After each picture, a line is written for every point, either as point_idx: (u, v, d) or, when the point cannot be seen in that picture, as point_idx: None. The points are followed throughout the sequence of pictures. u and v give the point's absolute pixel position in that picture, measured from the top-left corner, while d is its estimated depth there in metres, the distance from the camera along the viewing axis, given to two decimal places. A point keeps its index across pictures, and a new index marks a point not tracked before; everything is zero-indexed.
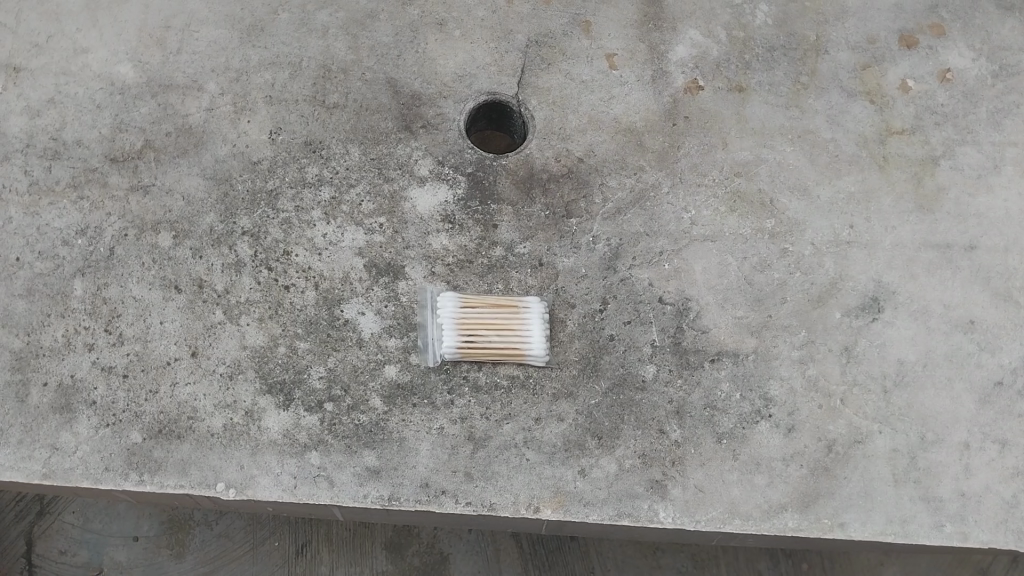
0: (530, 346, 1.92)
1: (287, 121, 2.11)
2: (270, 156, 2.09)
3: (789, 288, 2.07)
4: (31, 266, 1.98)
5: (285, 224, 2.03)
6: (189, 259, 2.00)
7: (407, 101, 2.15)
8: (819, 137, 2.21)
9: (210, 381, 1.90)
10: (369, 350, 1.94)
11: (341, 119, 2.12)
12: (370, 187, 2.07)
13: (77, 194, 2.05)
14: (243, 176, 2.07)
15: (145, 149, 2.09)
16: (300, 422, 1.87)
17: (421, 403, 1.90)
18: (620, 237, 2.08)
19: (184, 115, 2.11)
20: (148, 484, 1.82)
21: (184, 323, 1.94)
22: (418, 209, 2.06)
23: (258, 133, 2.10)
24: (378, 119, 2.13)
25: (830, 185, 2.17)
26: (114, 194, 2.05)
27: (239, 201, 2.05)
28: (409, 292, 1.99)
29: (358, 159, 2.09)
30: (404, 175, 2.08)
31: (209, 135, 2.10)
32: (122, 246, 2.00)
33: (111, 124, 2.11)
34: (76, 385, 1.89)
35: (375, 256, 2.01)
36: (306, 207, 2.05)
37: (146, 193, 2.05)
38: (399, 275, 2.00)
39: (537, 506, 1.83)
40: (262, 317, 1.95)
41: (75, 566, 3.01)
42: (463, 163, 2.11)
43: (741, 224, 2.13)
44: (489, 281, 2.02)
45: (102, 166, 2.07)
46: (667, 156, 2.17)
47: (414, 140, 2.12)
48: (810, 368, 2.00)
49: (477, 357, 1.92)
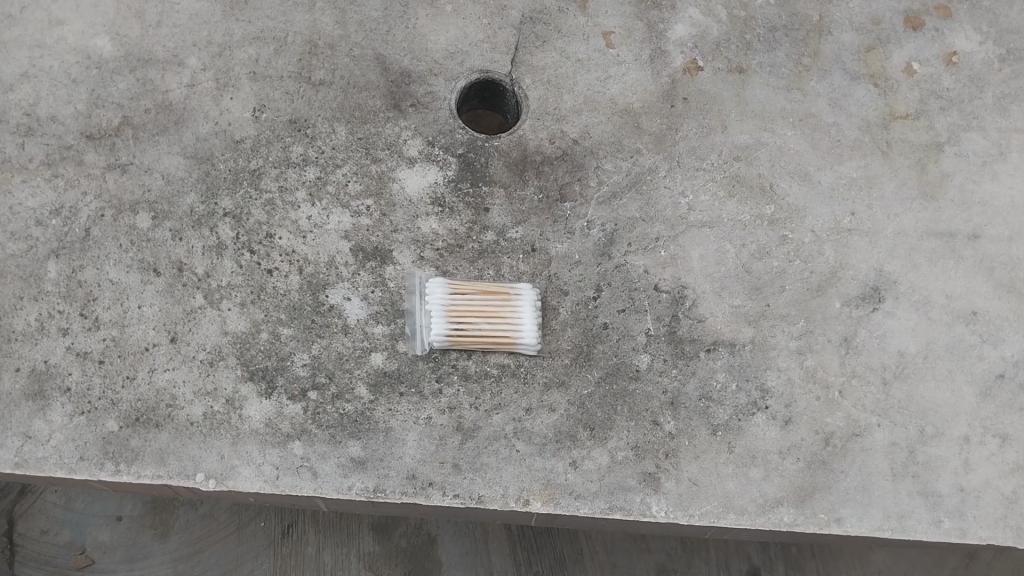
0: (521, 334, 1.86)
1: (271, 98, 2.03)
2: (253, 134, 2.01)
3: (788, 277, 2.02)
4: (3, 246, 1.91)
5: (269, 205, 1.96)
6: (168, 241, 1.92)
7: (396, 78, 2.07)
8: (821, 121, 2.15)
9: (190, 368, 1.84)
10: (355, 337, 1.87)
11: (327, 97, 2.04)
12: (357, 167, 2.00)
13: (51, 172, 1.97)
14: (225, 155, 1.99)
15: (122, 126, 2.00)
16: (283, 411, 1.82)
17: (408, 392, 1.84)
18: (615, 222, 2.02)
19: (163, 91, 2.03)
20: (125, 473, 1.77)
21: (163, 308, 1.87)
22: (406, 191, 1.99)
23: (241, 111, 2.02)
24: (366, 97, 2.05)
25: (832, 170, 2.11)
26: (90, 172, 1.97)
27: (221, 181, 1.97)
28: (396, 277, 1.92)
29: (345, 138, 2.02)
30: (392, 156, 2.01)
31: (190, 112, 2.02)
32: (98, 227, 1.93)
33: (87, 99, 2.02)
34: (50, 370, 1.82)
35: (362, 239, 1.95)
36: (290, 188, 1.97)
37: (123, 171, 1.97)
38: (386, 259, 1.94)
39: (527, 499, 1.78)
40: (245, 301, 1.89)
41: (57, 545, 2.97)
42: (454, 144, 2.03)
43: (740, 210, 2.07)
44: (479, 267, 1.96)
45: (78, 143, 1.99)
46: (664, 139, 2.10)
47: (403, 119, 2.04)
48: (809, 359, 1.95)
49: (467, 346, 1.87)
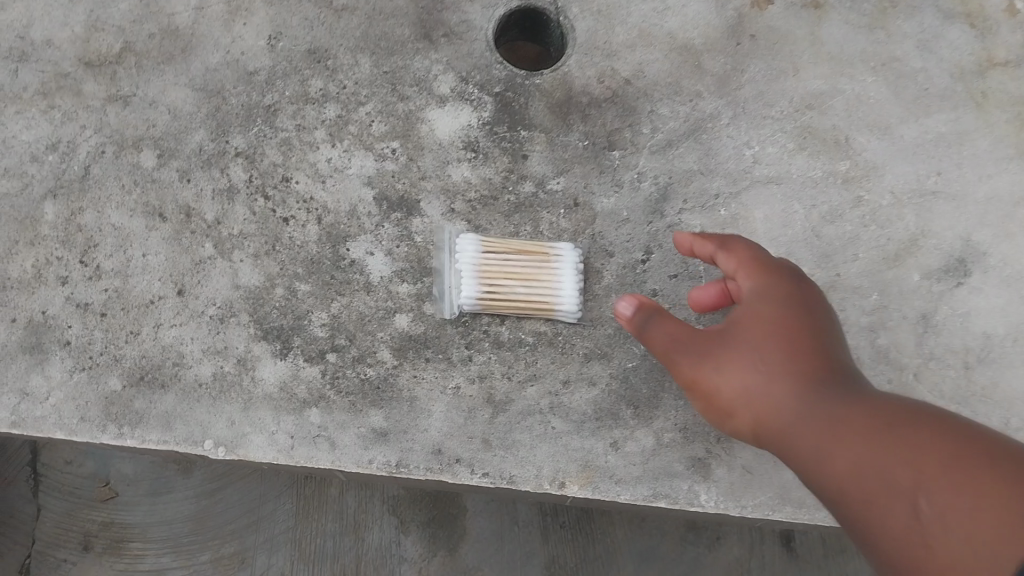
0: (561, 301, 1.67)
1: (288, 24, 1.82)
2: (268, 65, 1.80)
3: (861, 244, 1.80)
4: None
5: (285, 146, 1.76)
6: (175, 183, 1.74)
7: (427, 5, 1.84)
8: (908, 66, 1.89)
9: (199, 325, 1.68)
10: (378, 296, 1.70)
11: (350, 24, 1.82)
12: (383, 105, 1.79)
13: (47, 102, 1.79)
14: (237, 88, 1.79)
15: (124, 52, 1.81)
16: (299, 374, 1.66)
17: (435, 359, 1.68)
18: (669, 176, 1.80)
19: (169, 14, 1.82)
20: (128, 437, 1.64)
21: (169, 257, 1.71)
22: (437, 134, 1.78)
23: (254, 38, 1.81)
24: (393, 25, 1.82)
25: (917, 123, 1.86)
26: (89, 104, 1.78)
27: (232, 117, 1.78)
28: (424, 231, 1.74)
29: (369, 72, 1.80)
30: (421, 93, 1.80)
31: (198, 38, 1.81)
32: (98, 165, 1.75)
33: (86, 21, 1.82)
34: (48, 322, 1.68)
35: (387, 187, 1.75)
36: (309, 127, 1.77)
37: (125, 103, 1.78)
38: (413, 210, 1.75)
39: (562, 482, 1.63)
40: (258, 253, 1.71)
41: (81, 478, 2.53)
42: (491, 81, 1.81)
43: (810, 166, 1.84)
44: (516, 222, 1.76)
45: (76, 71, 1.80)
46: (728, 82, 1.86)
47: (435, 51, 1.82)
48: (880, 337, 1.75)
49: (500, 311, 1.68)
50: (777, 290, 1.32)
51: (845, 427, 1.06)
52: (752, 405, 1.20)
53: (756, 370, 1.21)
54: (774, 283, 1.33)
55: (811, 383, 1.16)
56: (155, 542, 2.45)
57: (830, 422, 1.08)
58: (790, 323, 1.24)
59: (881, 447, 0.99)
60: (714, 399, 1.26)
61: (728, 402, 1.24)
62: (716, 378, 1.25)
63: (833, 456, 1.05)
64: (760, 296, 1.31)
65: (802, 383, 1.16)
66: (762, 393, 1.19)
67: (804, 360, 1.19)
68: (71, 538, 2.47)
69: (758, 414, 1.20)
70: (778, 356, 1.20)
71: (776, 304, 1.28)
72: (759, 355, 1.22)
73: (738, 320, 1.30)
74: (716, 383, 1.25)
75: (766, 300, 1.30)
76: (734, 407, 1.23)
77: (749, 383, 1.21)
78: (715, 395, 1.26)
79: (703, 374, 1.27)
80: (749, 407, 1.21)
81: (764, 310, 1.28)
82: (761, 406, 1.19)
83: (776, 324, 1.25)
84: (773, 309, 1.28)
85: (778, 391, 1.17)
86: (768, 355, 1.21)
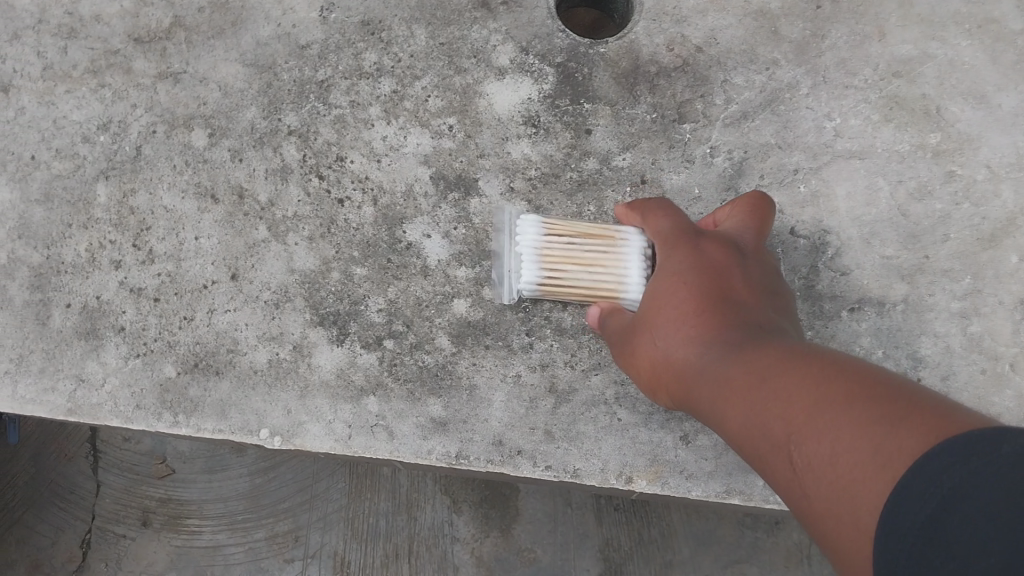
0: (626, 288, 1.53)
1: None
2: (320, 38, 1.72)
3: (953, 223, 1.66)
4: (49, 166, 1.72)
5: (338, 123, 1.69)
6: (227, 163, 1.69)
7: None
8: (1007, 27, 1.73)
9: (253, 310, 1.64)
10: (436, 280, 1.63)
11: None
12: (439, 79, 1.70)
13: (97, 80, 1.74)
14: (289, 63, 1.72)
15: (173, 27, 1.75)
16: (355, 361, 1.61)
17: (495, 346, 1.61)
18: (744, 151, 1.68)
19: None
20: (184, 425, 1.61)
21: (222, 240, 1.66)
22: (496, 108, 1.69)
23: (306, 10, 1.73)
24: None
25: (1018, 90, 1.70)
26: (139, 82, 1.73)
27: (284, 93, 1.71)
28: (483, 212, 1.65)
29: (424, 44, 1.71)
30: (479, 65, 1.70)
31: (248, 11, 1.74)
32: (150, 146, 1.71)
33: None
34: (102, 307, 1.65)
35: (444, 165, 1.67)
36: (363, 102, 1.70)
37: (177, 80, 1.73)
38: (472, 190, 1.66)
39: (630, 476, 1.55)
40: (313, 235, 1.66)
41: (137, 455, 2.51)
42: (552, 51, 1.71)
43: (899, 139, 1.69)
44: (579, 201, 1.66)
45: (125, 47, 1.75)
46: (808, 48, 1.72)
47: (493, 21, 1.72)
48: (973, 324, 1.62)
49: (561, 296, 1.57)
50: (682, 251, 1.29)
51: (725, 384, 1.05)
52: (664, 375, 1.20)
53: (663, 339, 1.21)
54: (690, 246, 1.29)
55: (709, 341, 1.13)
56: (210, 519, 2.43)
57: (713, 380, 1.07)
58: (705, 282, 1.21)
59: (762, 409, 0.97)
60: (640, 374, 1.28)
61: (650, 375, 1.25)
62: (639, 353, 1.27)
63: (731, 418, 1.03)
64: (660, 271, 1.30)
65: (695, 341, 1.14)
66: (671, 358, 1.18)
67: (699, 318, 1.17)
68: (129, 513, 2.45)
69: (668, 378, 1.19)
70: (680, 321, 1.19)
71: (673, 271, 1.26)
72: (664, 323, 1.22)
73: (648, 298, 1.29)
74: (638, 360, 1.27)
75: (665, 270, 1.28)
76: (654, 378, 1.23)
77: (668, 344, 1.19)
78: (640, 366, 1.27)
79: (630, 354, 1.30)
80: (661, 374, 1.21)
81: (667, 279, 1.26)
82: (671, 373, 1.18)
83: (667, 291, 1.24)
84: (673, 275, 1.25)
85: (684, 349, 1.16)
86: (674, 322, 1.20)
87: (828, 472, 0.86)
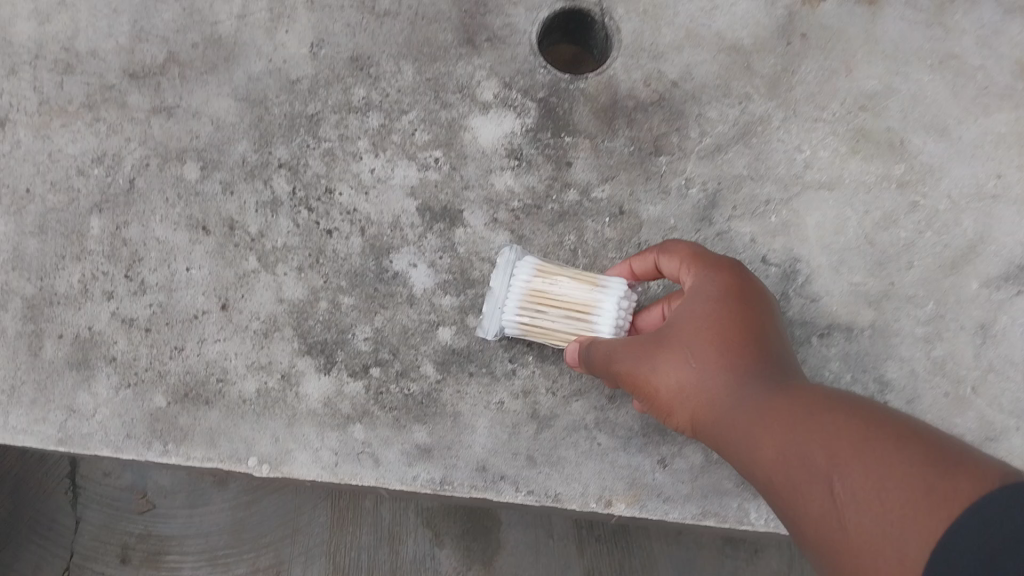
0: (599, 327, 1.55)
1: (330, 31, 1.80)
2: (310, 73, 1.78)
3: (918, 251, 1.73)
4: (43, 198, 1.76)
5: (327, 156, 1.75)
6: (218, 195, 1.74)
7: (470, 8, 1.81)
8: (967, 63, 1.81)
9: (243, 339, 1.68)
10: (421, 309, 1.68)
11: (392, 31, 1.79)
12: (425, 113, 1.76)
13: (92, 114, 1.79)
14: (280, 98, 1.77)
15: (167, 63, 1.80)
16: (343, 389, 1.65)
17: (479, 373, 1.65)
18: (718, 182, 1.75)
19: (212, 23, 1.81)
20: (174, 454, 1.64)
21: (213, 271, 1.71)
22: (480, 141, 1.75)
23: (297, 46, 1.79)
24: (436, 31, 1.80)
25: (977, 123, 1.79)
26: (132, 116, 1.78)
27: (275, 127, 1.76)
28: (467, 241, 1.71)
29: (411, 79, 1.78)
30: (464, 99, 1.77)
31: (241, 47, 1.80)
32: (143, 178, 1.75)
33: (130, 32, 1.82)
34: (94, 338, 1.69)
35: (430, 197, 1.73)
36: (352, 136, 1.76)
37: (169, 116, 1.78)
38: (456, 220, 1.72)
39: (609, 500, 1.60)
40: (301, 266, 1.70)
41: (118, 490, 2.51)
42: (534, 86, 1.77)
43: (865, 170, 1.77)
44: (560, 231, 1.72)
45: (120, 82, 1.80)
46: (779, 83, 1.80)
47: (477, 57, 1.79)
48: (937, 349, 1.69)
49: (528, 335, 1.60)
50: (716, 280, 1.35)
51: (763, 418, 1.11)
52: (690, 398, 1.24)
53: (695, 359, 1.25)
54: (728, 277, 1.35)
55: (752, 375, 1.20)
56: (191, 554, 2.44)
57: (752, 415, 1.13)
58: (744, 318, 1.28)
59: (808, 438, 1.03)
60: (651, 389, 1.29)
61: (667, 393, 1.27)
62: (655, 369, 1.28)
63: (768, 443, 1.08)
64: (690, 294, 1.35)
65: (735, 373, 1.21)
66: (704, 382, 1.23)
67: (740, 351, 1.23)
68: (108, 549, 2.45)
69: (694, 400, 1.24)
70: (718, 347, 1.24)
71: (709, 297, 1.32)
72: (696, 344, 1.26)
73: (671, 321, 1.33)
74: (652, 375, 1.29)
75: (698, 294, 1.33)
76: (674, 398, 1.27)
77: (690, 373, 1.24)
78: (653, 380, 1.29)
79: (639, 366, 1.30)
80: (689, 397, 1.25)
81: (701, 304, 1.31)
82: (702, 396, 1.23)
83: (704, 316, 1.29)
84: (710, 301, 1.31)
85: (712, 381, 1.21)
86: (710, 344, 1.25)
87: (874, 499, 0.92)
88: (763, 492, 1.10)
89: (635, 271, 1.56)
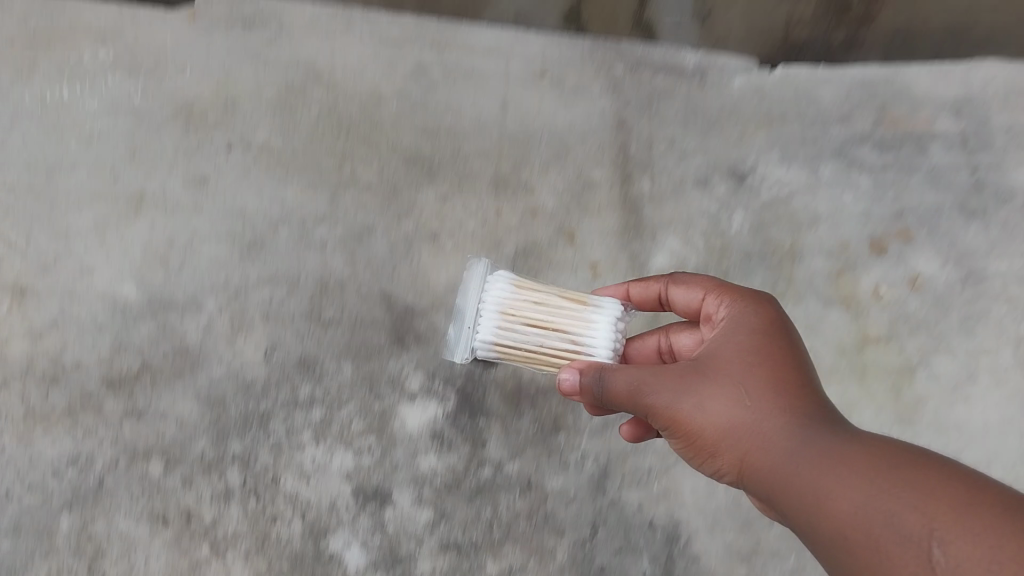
0: (592, 347, 1.64)
1: (284, 306, 1.97)
2: (283, 269, 2.02)
3: None
4: (37, 375, 1.86)
5: (295, 332, 1.94)
6: (206, 369, 1.89)
7: (389, 290, 2.03)
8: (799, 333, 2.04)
9: (230, 505, 1.77)
10: (388, 471, 1.84)
11: (348, 298, 2.00)
12: (366, 314, 1.99)
13: (89, 304, 1.94)
14: (235, 339, 1.93)
15: (167, 253, 2.02)
16: (324, 551, 1.76)
17: (435, 543, 1.78)
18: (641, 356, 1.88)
19: (180, 290, 1.97)
20: None
21: (205, 437, 1.83)
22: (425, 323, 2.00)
23: (258, 323, 1.95)
24: (377, 310, 2.00)
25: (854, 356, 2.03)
26: (126, 306, 1.94)
27: (247, 311, 1.96)
28: (419, 413, 1.90)
29: (370, 330, 1.97)
30: (408, 321, 2.00)
31: (206, 297, 1.97)
32: (139, 355, 1.89)
33: (111, 279, 1.97)
34: (76, 520, 1.74)
35: (372, 368, 1.93)
36: (314, 312, 1.97)
37: (169, 270, 1.99)
38: (398, 386, 1.92)
39: None
40: (284, 429, 1.85)
41: None
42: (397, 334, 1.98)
43: None
44: (489, 405, 1.92)
45: (115, 278, 1.98)
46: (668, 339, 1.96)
47: (414, 355, 1.96)
48: None
49: (513, 359, 1.70)
50: (756, 317, 1.46)
51: (825, 461, 1.18)
52: (738, 439, 1.31)
53: (747, 399, 1.33)
54: (764, 308, 1.48)
55: (798, 414, 1.29)
56: None
57: (810, 459, 1.20)
58: (789, 355, 1.38)
59: (855, 484, 1.12)
60: (693, 426, 1.35)
61: (708, 417, 1.34)
62: (697, 405, 1.35)
63: (817, 489, 1.16)
64: (733, 329, 1.45)
65: (785, 422, 1.28)
66: (751, 413, 1.31)
67: (785, 390, 1.33)
68: None
69: (741, 438, 1.31)
70: (768, 386, 1.33)
71: (750, 332, 1.43)
72: (744, 386, 1.34)
73: (715, 352, 1.42)
74: (692, 407, 1.35)
75: (741, 330, 1.44)
76: (718, 418, 1.33)
77: (740, 412, 1.32)
78: (695, 417, 1.34)
79: (679, 402, 1.36)
80: (737, 415, 1.32)
81: (742, 340, 1.41)
82: (749, 426, 1.31)
83: (748, 355, 1.38)
84: (751, 336, 1.42)
85: (768, 421, 1.29)
86: (759, 379, 1.34)
87: (924, 504, 1.03)
88: (808, 534, 1.17)
89: (633, 296, 1.74)
